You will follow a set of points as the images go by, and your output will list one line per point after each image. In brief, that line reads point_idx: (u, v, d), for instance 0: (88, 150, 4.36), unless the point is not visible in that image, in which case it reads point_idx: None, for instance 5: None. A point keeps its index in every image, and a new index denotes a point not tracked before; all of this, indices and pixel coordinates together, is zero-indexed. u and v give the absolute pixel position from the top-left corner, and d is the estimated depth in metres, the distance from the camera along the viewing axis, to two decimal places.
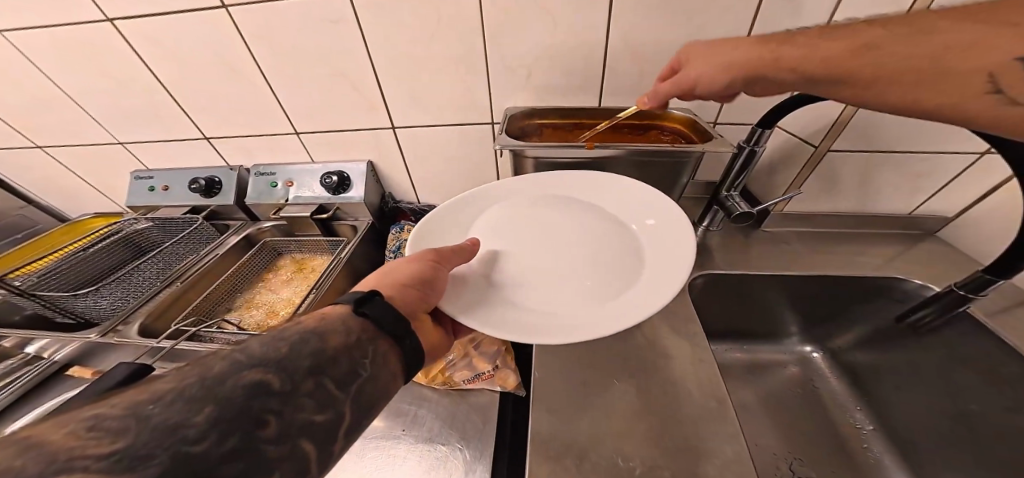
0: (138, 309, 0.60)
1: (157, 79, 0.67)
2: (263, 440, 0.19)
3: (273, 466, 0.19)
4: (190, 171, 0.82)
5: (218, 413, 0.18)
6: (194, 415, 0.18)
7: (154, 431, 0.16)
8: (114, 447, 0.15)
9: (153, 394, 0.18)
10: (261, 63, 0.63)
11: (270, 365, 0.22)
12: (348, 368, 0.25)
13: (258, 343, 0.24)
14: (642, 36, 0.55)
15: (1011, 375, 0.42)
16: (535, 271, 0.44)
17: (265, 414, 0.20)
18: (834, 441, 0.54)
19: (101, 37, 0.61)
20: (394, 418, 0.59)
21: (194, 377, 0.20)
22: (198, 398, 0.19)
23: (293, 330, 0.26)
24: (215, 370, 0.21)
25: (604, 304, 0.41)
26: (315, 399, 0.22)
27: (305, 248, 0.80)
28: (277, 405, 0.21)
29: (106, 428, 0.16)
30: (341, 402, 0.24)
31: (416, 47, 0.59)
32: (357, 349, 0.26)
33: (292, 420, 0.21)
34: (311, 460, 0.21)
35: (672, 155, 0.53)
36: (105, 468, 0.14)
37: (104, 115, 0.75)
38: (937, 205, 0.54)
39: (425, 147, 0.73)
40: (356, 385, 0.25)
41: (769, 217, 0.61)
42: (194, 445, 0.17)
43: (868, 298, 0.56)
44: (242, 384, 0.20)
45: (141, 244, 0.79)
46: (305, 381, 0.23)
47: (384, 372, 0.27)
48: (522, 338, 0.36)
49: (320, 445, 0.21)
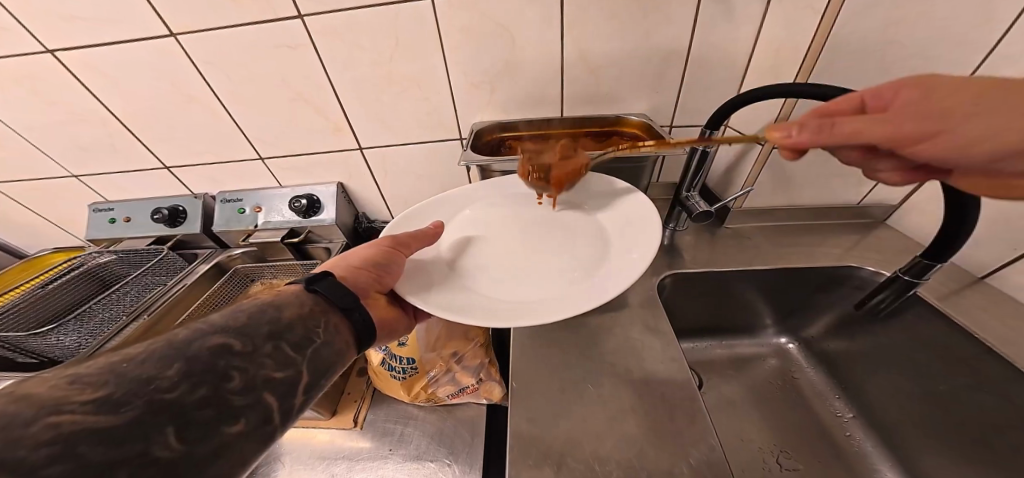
0: (104, 344, 0.58)
1: (108, 109, 0.66)
2: (229, 391, 0.21)
3: (239, 412, 0.21)
4: (153, 201, 0.80)
5: (188, 367, 0.20)
6: (166, 369, 0.20)
7: (130, 381, 0.18)
8: (97, 394, 0.17)
9: (128, 355, 0.20)
10: (217, 91, 0.62)
11: (232, 332, 0.24)
12: (303, 335, 0.28)
13: (219, 315, 0.26)
14: (595, 45, 0.56)
15: (967, 354, 0.44)
16: (508, 269, 0.47)
17: (230, 370, 0.22)
18: (815, 430, 0.55)
19: (50, 72, 0.60)
20: (379, 438, 0.58)
21: (161, 342, 0.21)
22: (168, 355, 0.20)
23: (252, 303, 0.28)
24: (180, 334, 0.22)
25: (567, 292, 0.43)
26: (275, 359, 0.25)
27: (279, 274, 0.76)
28: (240, 363, 0.23)
29: (88, 381, 0.17)
30: (299, 361, 0.26)
31: (373, 68, 0.59)
32: (311, 321, 0.29)
33: (255, 376, 0.23)
34: (274, 410, 0.23)
35: (629, 160, 0.55)
36: (90, 410, 0.16)
37: (55, 148, 0.72)
38: (882, 192, 0.57)
39: (394, 166, 0.72)
40: (312, 349, 0.27)
41: (729, 214, 0.63)
42: (167, 393, 0.18)
43: (831, 288, 0.58)
44: (208, 346, 0.22)
45: (106, 276, 0.76)
46: (264, 345, 0.25)
47: (337, 339, 0.30)
48: (500, 323, 0.39)
49: (283, 397, 0.23)
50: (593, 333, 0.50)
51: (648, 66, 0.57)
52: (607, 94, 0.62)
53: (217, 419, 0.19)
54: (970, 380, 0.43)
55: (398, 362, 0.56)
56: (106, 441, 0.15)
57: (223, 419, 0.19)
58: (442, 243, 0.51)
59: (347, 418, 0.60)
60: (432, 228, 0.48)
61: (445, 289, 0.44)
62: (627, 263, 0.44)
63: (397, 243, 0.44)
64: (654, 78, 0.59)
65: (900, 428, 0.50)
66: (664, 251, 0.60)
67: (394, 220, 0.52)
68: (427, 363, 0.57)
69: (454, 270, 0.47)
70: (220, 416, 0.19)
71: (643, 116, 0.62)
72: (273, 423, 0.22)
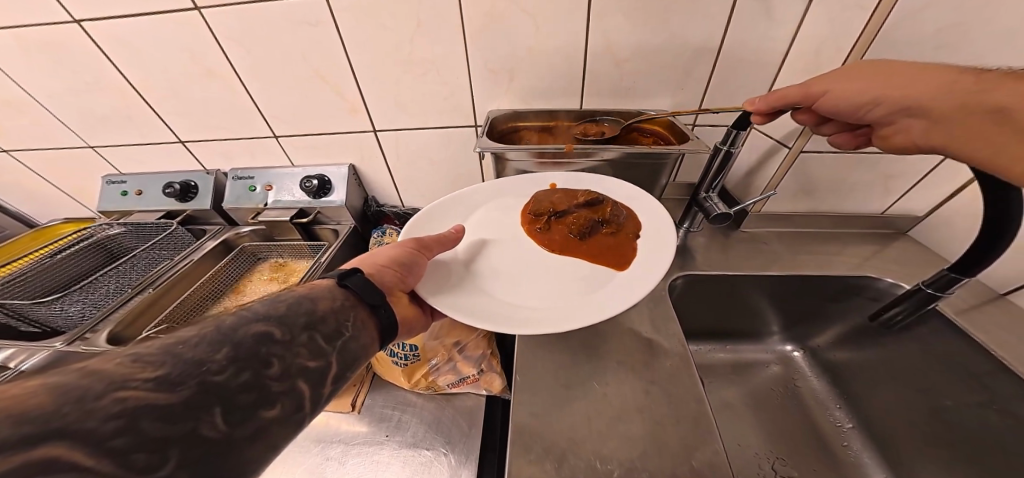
0: (107, 316, 0.58)
1: (128, 82, 0.66)
2: (268, 377, 0.22)
3: (277, 397, 0.22)
4: (165, 175, 0.81)
5: (235, 352, 0.22)
6: (215, 353, 0.21)
7: (185, 362, 0.20)
8: (155, 373, 0.18)
9: (182, 338, 0.21)
10: (236, 64, 0.62)
11: (274, 320, 0.26)
12: (334, 327, 0.29)
13: (262, 304, 0.27)
14: (619, 39, 0.56)
15: (980, 370, 0.43)
16: (525, 271, 0.47)
17: (270, 357, 0.23)
18: (816, 441, 0.54)
19: (76, 42, 0.60)
20: (377, 423, 0.58)
21: (210, 327, 0.23)
22: (217, 340, 0.22)
23: (289, 294, 0.30)
24: (227, 321, 0.24)
25: (580, 298, 0.43)
26: (309, 349, 0.26)
27: (286, 253, 0.78)
28: (279, 350, 0.24)
29: (148, 360, 0.19)
30: (330, 352, 0.27)
31: (394, 47, 0.58)
32: (342, 314, 0.30)
33: (291, 364, 0.24)
34: (306, 398, 0.24)
35: (651, 156, 0.54)
36: (151, 387, 0.17)
37: (73, 118, 0.73)
38: (906, 204, 0.56)
39: (408, 151, 0.72)
40: (341, 342, 0.28)
41: (747, 217, 0.62)
42: (216, 376, 0.20)
43: (844, 297, 0.57)
44: (252, 332, 0.24)
45: (113, 248, 0.76)
46: (300, 335, 0.26)
47: (364, 334, 0.31)
48: (508, 329, 0.39)
49: (315, 386, 0.25)
50: (601, 330, 0.49)
51: (671, 65, 0.58)
52: (630, 88, 0.61)
53: (256, 403, 0.21)
54: (983, 393, 0.42)
55: (400, 349, 0.56)
56: (163, 417, 0.17)
57: (261, 404, 0.21)
58: (460, 244, 0.50)
59: (346, 401, 0.58)
60: (452, 232, 0.47)
61: (460, 287, 0.44)
62: (642, 275, 0.44)
63: (421, 246, 0.44)
64: (677, 76, 0.59)
65: (901, 443, 0.49)
66: (678, 251, 0.59)
67: (411, 220, 0.51)
68: (429, 351, 0.57)
69: (470, 269, 0.47)
70: (259, 401, 0.21)
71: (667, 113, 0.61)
72: (304, 411, 0.23)
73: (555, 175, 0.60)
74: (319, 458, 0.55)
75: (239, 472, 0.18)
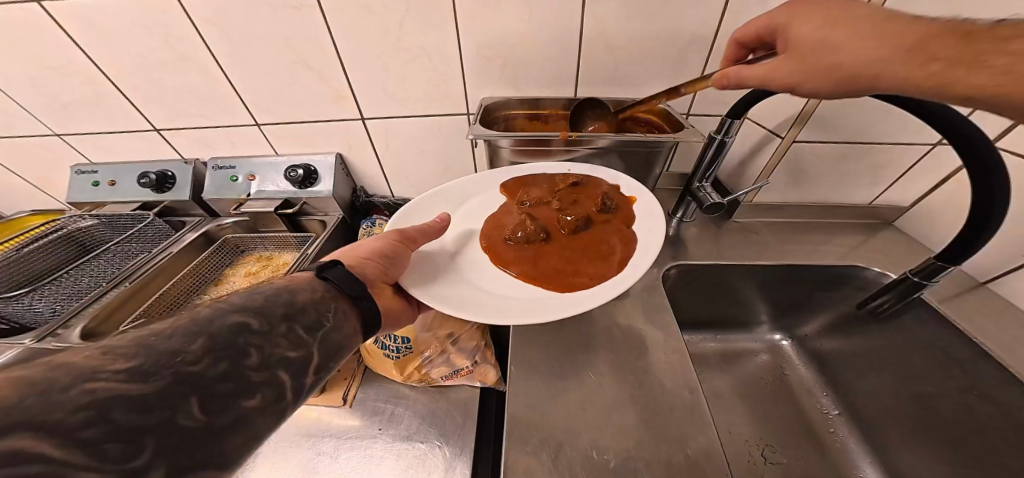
0: (81, 311, 0.55)
1: (95, 65, 0.62)
2: (247, 367, 0.21)
3: (257, 387, 0.21)
4: (139, 165, 0.77)
5: (211, 343, 0.21)
6: (191, 344, 0.20)
7: (158, 353, 0.18)
8: (128, 364, 0.17)
9: (154, 331, 0.20)
10: (213, 49, 0.59)
11: (251, 312, 0.24)
12: (315, 318, 0.28)
13: (238, 296, 0.26)
14: (615, 25, 0.54)
15: (964, 357, 0.44)
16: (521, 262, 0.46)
17: (248, 347, 0.22)
18: (804, 426, 0.56)
19: (33, 23, 0.56)
20: (369, 417, 0.57)
21: (185, 319, 0.22)
22: (191, 332, 0.21)
23: (267, 287, 0.28)
24: (202, 312, 0.23)
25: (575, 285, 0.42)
26: (289, 340, 0.25)
27: (272, 246, 0.76)
28: (258, 341, 0.23)
29: (119, 353, 0.18)
30: (311, 343, 0.26)
31: (382, 32, 0.56)
32: (322, 304, 0.29)
33: (270, 354, 0.23)
34: (287, 388, 0.23)
35: (646, 144, 0.53)
36: (123, 378, 0.16)
37: (35, 103, 0.68)
38: (892, 195, 0.57)
39: (398, 140, 0.70)
40: (322, 333, 0.27)
41: (740, 207, 0.63)
42: (193, 366, 0.19)
43: (832, 286, 0.58)
44: (229, 323, 0.23)
45: (86, 241, 0.73)
46: (279, 325, 0.25)
47: (346, 325, 0.30)
48: (500, 319, 0.38)
49: (296, 376, 0.24)
50: (595, 321, 0.49)
51: (665, 55, 0.57)
52: (623, 76, 0.60)
53: (235, 392, 0.20)
54: (964, 379, 0.44)
55: (392, 342, 0.55)
56: (138, 407, 0.16)
57: (241, 393, 0.20)
58: (448, 235, 0.49)
59: (337, 396, 0.58)
60: (438, 222, 0.46)
61: (449, 279, 0.43)
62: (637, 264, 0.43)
63: (405, 237, 0.43)
64: (671, 64, 0.58)
65: (883, 427, 0.51)
66: (669, 242, 0.59)
67: (398, 211, 0.50)
68: (422, 343, 0.56)
69: (459, 261, 0.46)
70: (238, 390, 0.20)
71: (662, 101, 0.61)
72: (286, 401, 0.22)
73: (542, 165, 0.59)
74: (311, 453, 0.54)
75: (219, 463, 0.17)
